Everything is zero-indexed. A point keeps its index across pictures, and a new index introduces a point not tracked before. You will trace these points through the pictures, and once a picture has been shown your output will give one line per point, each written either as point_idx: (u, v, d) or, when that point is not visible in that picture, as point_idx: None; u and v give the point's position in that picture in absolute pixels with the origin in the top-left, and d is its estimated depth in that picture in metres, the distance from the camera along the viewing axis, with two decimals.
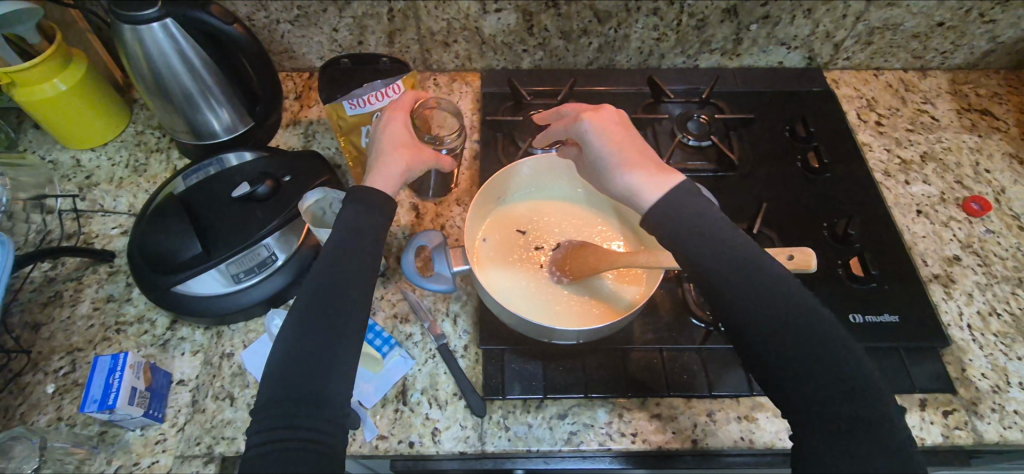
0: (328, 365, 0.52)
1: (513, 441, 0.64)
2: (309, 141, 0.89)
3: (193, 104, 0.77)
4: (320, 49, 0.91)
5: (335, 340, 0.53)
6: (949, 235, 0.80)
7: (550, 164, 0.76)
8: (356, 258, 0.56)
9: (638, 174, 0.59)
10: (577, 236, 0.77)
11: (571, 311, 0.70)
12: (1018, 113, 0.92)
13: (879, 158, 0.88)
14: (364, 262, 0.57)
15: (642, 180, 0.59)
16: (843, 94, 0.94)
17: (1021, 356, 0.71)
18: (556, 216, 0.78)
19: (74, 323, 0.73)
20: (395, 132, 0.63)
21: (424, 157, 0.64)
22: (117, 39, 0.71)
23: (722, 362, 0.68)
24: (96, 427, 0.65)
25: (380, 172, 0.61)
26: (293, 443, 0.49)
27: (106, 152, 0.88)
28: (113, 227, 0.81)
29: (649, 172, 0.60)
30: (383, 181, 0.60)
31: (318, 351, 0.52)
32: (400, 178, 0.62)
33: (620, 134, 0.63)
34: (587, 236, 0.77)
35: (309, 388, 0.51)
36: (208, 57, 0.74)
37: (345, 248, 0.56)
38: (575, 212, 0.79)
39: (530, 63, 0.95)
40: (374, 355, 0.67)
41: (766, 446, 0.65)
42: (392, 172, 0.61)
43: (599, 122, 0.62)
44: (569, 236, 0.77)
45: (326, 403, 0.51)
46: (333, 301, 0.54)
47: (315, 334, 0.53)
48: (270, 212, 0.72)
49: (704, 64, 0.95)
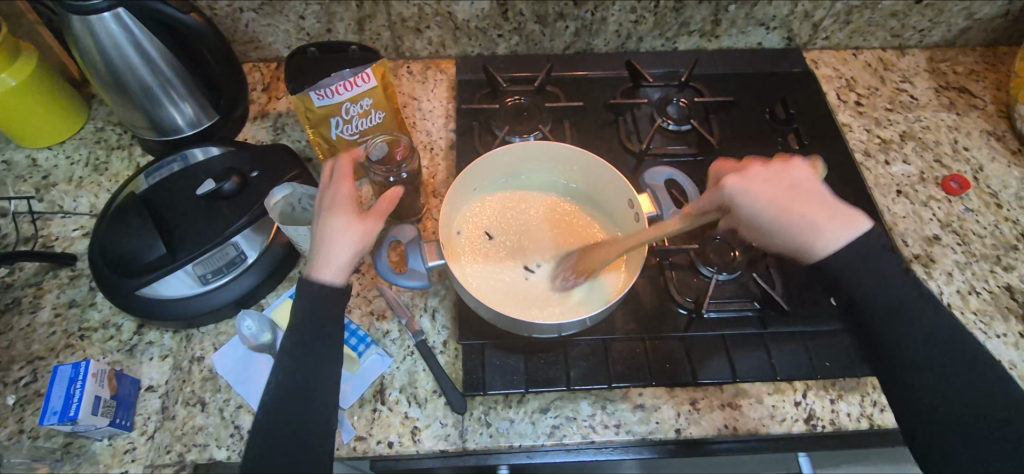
0: (309, 379, 0.54)
1: (495, 437, 0.63)
2: (278, 134, 0.85)
3: (153, 98, 0.73)
4: (287, 38, 0.88)
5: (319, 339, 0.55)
6: (928, 214, 0.80)
7: (529, 153, 0.74)
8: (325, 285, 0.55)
9: (827, 221, 0.57)
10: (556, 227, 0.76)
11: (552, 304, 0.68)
12: (995, 89, 0.91)
13: (859, 139, 0.87)
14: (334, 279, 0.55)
15: (824, 228, 0.57)
16: (822, 75, 0.93)
17: (999, 334, 0.71)
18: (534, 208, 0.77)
19: (35, 331, 0.70)
20: (343, 199, 0.57)
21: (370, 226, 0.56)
22: (67, 31, 0.67)
23: (704, 349, 0.68)
24: (60, 439, 0.63)
25: (327, 259, 0.55)
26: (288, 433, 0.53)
27: (63, 150, 0.83)
28: (74, 228, 0.78)
29: (844, 209, 0.58)
30: (330, 261, 0.55)
31: (307, 366, 0.55)
32: (348, 265, 0.55)
33: (764, 181, 0.59)
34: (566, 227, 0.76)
35: (292, 399, 0.54)
36: (166, 49, 0.70)
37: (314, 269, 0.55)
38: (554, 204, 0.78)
39: (505, 49, 0.92)
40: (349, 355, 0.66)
41: (750, 432, 0.65)
42: (340, 259, 0.55)
43: (747, 182, 0.59)
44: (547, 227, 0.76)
45: (312, 410, 0.54)
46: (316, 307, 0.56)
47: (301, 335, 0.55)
48: (236, 210, 0.69)
49: (683, 46, 0.93)
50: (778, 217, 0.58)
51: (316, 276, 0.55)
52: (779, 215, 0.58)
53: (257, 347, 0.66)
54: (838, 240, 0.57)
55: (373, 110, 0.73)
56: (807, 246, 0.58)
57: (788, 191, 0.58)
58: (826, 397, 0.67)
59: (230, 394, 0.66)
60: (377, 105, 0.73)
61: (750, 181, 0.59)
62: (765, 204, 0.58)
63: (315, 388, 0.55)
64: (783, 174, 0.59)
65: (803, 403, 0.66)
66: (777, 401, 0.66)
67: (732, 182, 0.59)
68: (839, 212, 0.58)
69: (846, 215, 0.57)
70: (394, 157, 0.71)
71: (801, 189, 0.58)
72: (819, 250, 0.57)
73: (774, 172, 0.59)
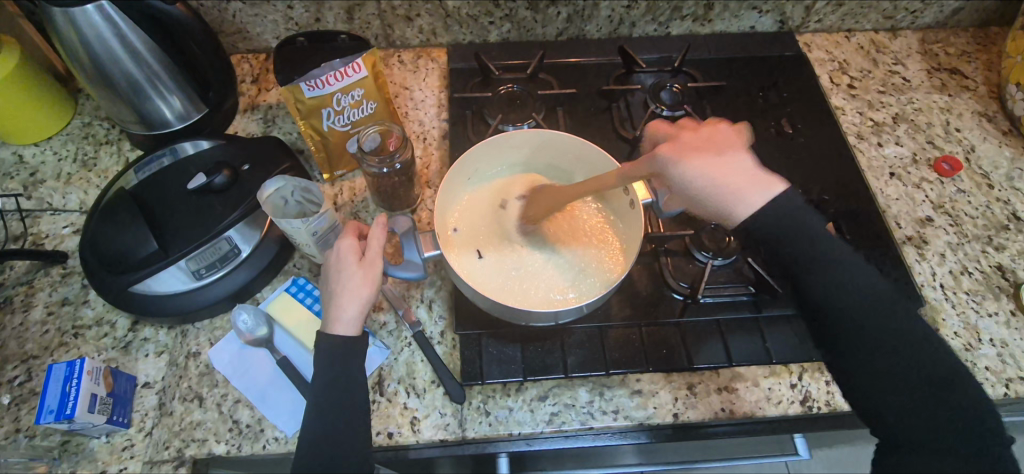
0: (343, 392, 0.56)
1: (494, 426, 0.64)
2: (269, 126, 0.84)
3: (140, 92, 0.71)
4: (275, 28, 0.87)
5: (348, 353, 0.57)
6: (921, 196, 0.81)
7: (521, 140, 0.73)
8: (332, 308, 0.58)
9: (748, 184, 0.52)
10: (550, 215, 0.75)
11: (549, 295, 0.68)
12: (987, 70, 0.92)
13: (852, 122, 0.87)
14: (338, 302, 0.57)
15: (747, 193, 0.52)
16: (815, 58, 0.93)
17: (991, 313, 0.72)
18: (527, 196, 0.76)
19: (28, 330, 0.69)
20: (342, 254, 0.59)
21: (366, 276, 0.58)
22: (49, 24, 0.65)
23: (700, 334, 0.68)
24: (57, 437, 0.63)
25: (339, 315, 0.57)
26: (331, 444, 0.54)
27: (50, 146, 0.82)
28: (64, 226, 0.77)
29: (762, 172, 0.53)
30: (335, 316, 0.57)
31: (342, 394, 0.56)
32: (358, 317, 0.58)
33: (694, 149, 0.53)
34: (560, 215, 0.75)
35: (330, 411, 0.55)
36: (152, 41, 0.68)
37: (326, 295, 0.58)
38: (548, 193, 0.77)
39: (497, 36, 0.91)
40: None
41: (746, 415, 0.66)
42: (347, 314, 0.57)
43: (675, 150, 0.54)
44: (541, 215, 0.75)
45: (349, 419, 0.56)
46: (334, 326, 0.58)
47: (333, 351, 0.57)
48: (229, 204, 0.69)
49: (676, 31, 0.93)
50: (704, 186, 0.52)
51: (334, 333, 0.57)
52: (723, 186, 0.51)
53: (252, 341, 0.67)
54: (758, 203, 0.52)
55: (364, 100, 0.72)
56: (729, 212, 0.53)
57: (719, 159, 0.52)
58: (822, 379, 0.67)
59: (227, 388, 0.66)
60: (369, 95, 0.72)
61: (680, 150, 0.54)
62: (704, 175, 0.52)
63: (353, 414, 0.56)
64: (709, 137, 0.54)
65: (798, 385, 0.67)
66: (773, 384, 0.67)
67: (664, 153, 0.55)
68: (757, 178, 0.53)
69: (767, 182, 0.53)
70: (387, 147, 0.71)
71: (723, 149, 0.53)
72: (731, 218, 0.53)
73: (704, 137, 0.54)
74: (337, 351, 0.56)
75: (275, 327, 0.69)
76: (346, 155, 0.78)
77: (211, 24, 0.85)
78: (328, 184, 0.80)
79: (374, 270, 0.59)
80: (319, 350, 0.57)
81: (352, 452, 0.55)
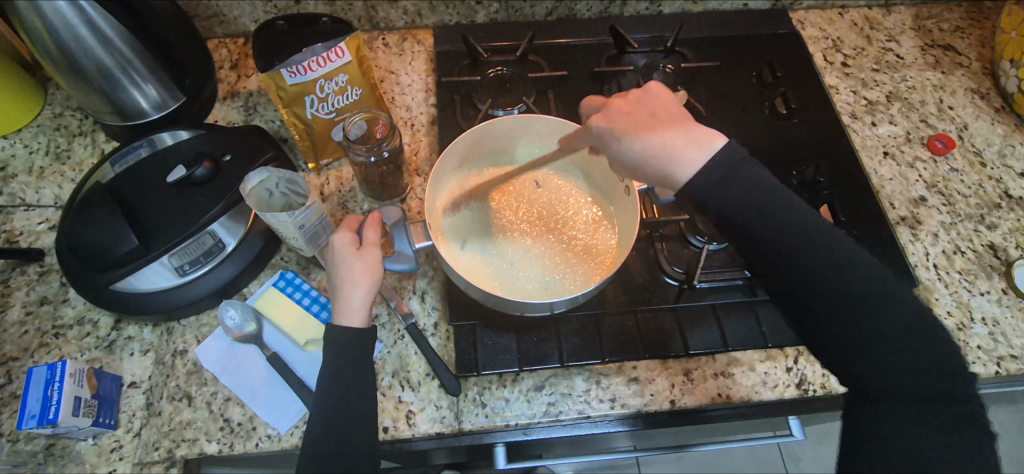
0: (348, 387, 0.55)
1: (490, 417, 0.63)
2: (251, 114, 0.81)
3: (112, 79, 0.68)
4: (253, 10, 0.83)
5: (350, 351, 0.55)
6: (915, 175, 0.80)
7: (491, 132, 0.72)
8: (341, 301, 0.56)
9: (686, 146, 0.54)
10: (531, 202, 0.74)
11: (550, 283, 0.68)
12: (980, 46, 0.91)
13: (846, 101, 0.86)
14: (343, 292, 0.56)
15: (682, 152, 0.54)
16: (809, 35, 0.91)
17: (983, 292, 0.72)
18: (508, 185, 0.75)
19: (5, 331, 0.67)
20: (339, 243, 0.58)
21: (365, 261, 0.57)
22: (10, 10, 0.62)
23: (695, 319, 0.68)
24: (42, 441, 0.61)
25: (346, 306, 0.56)
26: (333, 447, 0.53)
27: (20, 139, 0.78)
28: (39, 222, 0.74)
29: (703, 133, 0.55)
30: (342, 307, 0.56)
31: (344, 392, 0.54)
32: (365, 305, 0.56)
33: (625, 113, 0.58)
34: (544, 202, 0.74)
35: (334, 407, 0.54)
36: (123, 27, 0.65)
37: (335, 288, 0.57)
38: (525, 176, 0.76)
39: (485, 17, 0.89)
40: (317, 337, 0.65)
41: (743, 399, 0.66)
42: (355, 303, 0.56)
43: (607, 117, 0.58)
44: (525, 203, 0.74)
45: (355, 417, 0.54)
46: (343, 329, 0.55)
47: (335, 353, 0.55)
48: (211, 196, 0.66)
49: (668, 10, 0.91)
50: (645, 142, 0.55)
51: (344, 325, 0.56)
52: (651, 146, 0.55)
53: (242, 338, 0.66)
54: (694, 163, 0.53)
55: (349, 86, 0.69)
56: (667, 175, 0.54)
57: (642, 119, 0.57)
58: (817, 362, 0.67)
59: (217, 386, 0.65)
60: (353, 81, 0.69)
61: (615, 119, 0.57)
62: (628, 135, 0.56)
63: (357, 411, 0.55)
64: (651, 108, 0.58)
65: (794, 368, 0.67)
66: (769, 368, 0.67)
67: (597, 121, 0.58)
68: (691, 134, 0.55)
69: (703, 136, 0.55)
70: (374, 135, 0.69)
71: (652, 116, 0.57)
72: (675, 176, 0.54)
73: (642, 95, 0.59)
74: (338, 350, 0.55)
75: (264, 322, 0.67)
76: (331, 144, 0.76)
77: (186, 7, 0.81)
78: (314, 173, 0.78)
79: (376, 257, 0.58)
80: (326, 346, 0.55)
81: (356, 458, 0.53)
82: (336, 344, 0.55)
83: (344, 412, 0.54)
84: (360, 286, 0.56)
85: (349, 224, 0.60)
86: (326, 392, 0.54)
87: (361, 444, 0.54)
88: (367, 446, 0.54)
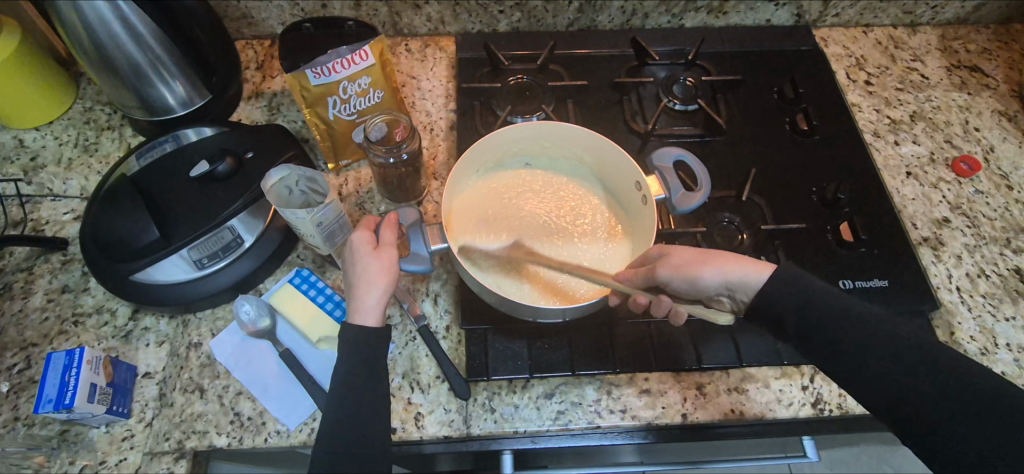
0: (361, 387, 0.54)
1: (499, 423, 0.63)
2: (274, 114, 0.83)
3: (142, 75, 0.69)
4: (280, 13, 0.85)
5: (364, 350, 0.55)
6: (938, 196, 0.79)
7: (495, 138, 0.71)
8: (354, 299, 0.56)
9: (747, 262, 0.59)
10: (536, 205, 0.75)
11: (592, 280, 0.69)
12: (1008, 68, 0.89)
13: (869, 119, 0.85)
14: (355, 290, 0.56)
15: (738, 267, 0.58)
16: (832, 53, 0.91)
17: (1008, 317, 0.70)
18: (509, 190, 0.75)
19: (27, 317, 0.68)
20: (358, 241, 0.58)
21: (381, 263, 0.57)
22: (49, 6, 0.63)
23: (710, 333, 0.67)
24: (56, 426, 0.62)
25: (359, 306, 0.56)
26: (340, 447, 0.52)
27: (51, 131, 0.80)
28: (65, 212, 0.75)
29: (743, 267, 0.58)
30: (355, 307, 0.56)
31: (354, 391, 0.54)
32: (379, 305, 0.56)
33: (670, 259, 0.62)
34: (551, 203, 0.75)
35: (347, 406, 0.54)
36: (155, 25, 0.67)
37: (350, 284, 0.57)
38: (525, 180, 0.76)
39: (507, 26, 0.90)
40: (331, 333, 0.65)
41: (758, 417, 0.64)
42: (368, 302, 0.56)
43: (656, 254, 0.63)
44: (530, 206, 0.74)
45: (369, 418, 0.54)
46: (357, 332, 0.55)
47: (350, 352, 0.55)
48: (232, 192, 0.67)
49: (690, 23, 0.91)
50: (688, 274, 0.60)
51: (356, 323, 0.56)
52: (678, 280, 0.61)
53: (256, 333, 0.66)
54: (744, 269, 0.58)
55: (371, 88, 0.70)
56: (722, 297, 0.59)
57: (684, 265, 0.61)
58: (834, 382, 0.66)
59: (229, 380, 0.65)
60: (376, 84, 0.70)
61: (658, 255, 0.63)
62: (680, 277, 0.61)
63: (367, 411, 0.54)
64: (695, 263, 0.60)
65: (810, 387, 0.66)
66: (784, 386, 0.66)
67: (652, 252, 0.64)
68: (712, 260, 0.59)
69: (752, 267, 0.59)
70: (394, 137, 0.69)
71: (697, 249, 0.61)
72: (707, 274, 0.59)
73: (736, 262, 0.59)
74: (354, 347, 0.55)
75: (277, 318, 0.68)
76: (352, 145, 0.76)
77: (216, 7, 0.83)
78: (333, 174, 0.79)
79: (391, 258, 0.58)
80: (343, 343, 0.55)
81: (366, 460, 0.53)
82: (352, 343, 0.55)
83: (356, 410, 0.54)
84: (373, 285, 0.56)
85: (370, 225, 0.61)
86: (339, 392, 0.54)
87: (371, 445, 0.54)
88: (380, 446, 0.54)
